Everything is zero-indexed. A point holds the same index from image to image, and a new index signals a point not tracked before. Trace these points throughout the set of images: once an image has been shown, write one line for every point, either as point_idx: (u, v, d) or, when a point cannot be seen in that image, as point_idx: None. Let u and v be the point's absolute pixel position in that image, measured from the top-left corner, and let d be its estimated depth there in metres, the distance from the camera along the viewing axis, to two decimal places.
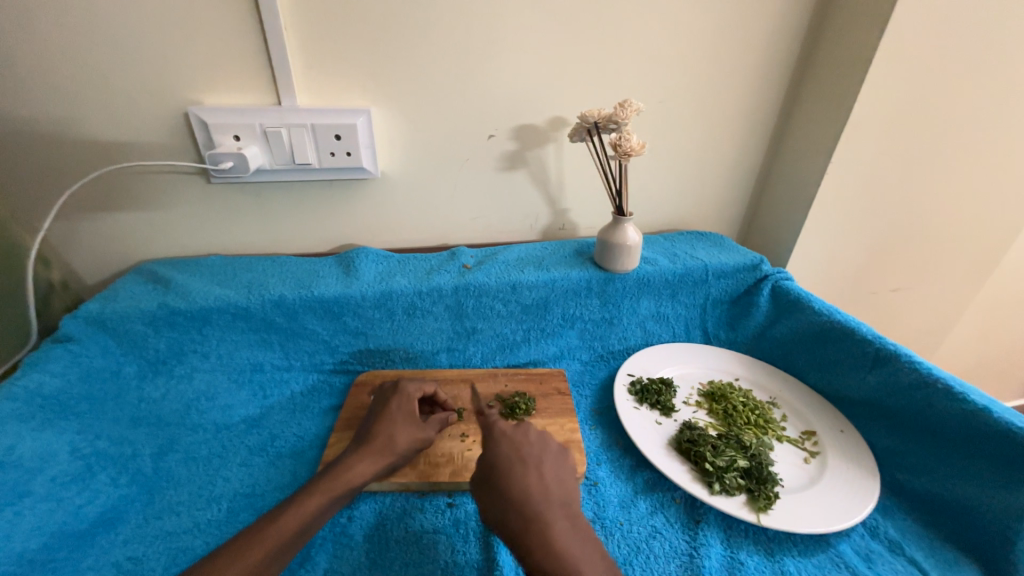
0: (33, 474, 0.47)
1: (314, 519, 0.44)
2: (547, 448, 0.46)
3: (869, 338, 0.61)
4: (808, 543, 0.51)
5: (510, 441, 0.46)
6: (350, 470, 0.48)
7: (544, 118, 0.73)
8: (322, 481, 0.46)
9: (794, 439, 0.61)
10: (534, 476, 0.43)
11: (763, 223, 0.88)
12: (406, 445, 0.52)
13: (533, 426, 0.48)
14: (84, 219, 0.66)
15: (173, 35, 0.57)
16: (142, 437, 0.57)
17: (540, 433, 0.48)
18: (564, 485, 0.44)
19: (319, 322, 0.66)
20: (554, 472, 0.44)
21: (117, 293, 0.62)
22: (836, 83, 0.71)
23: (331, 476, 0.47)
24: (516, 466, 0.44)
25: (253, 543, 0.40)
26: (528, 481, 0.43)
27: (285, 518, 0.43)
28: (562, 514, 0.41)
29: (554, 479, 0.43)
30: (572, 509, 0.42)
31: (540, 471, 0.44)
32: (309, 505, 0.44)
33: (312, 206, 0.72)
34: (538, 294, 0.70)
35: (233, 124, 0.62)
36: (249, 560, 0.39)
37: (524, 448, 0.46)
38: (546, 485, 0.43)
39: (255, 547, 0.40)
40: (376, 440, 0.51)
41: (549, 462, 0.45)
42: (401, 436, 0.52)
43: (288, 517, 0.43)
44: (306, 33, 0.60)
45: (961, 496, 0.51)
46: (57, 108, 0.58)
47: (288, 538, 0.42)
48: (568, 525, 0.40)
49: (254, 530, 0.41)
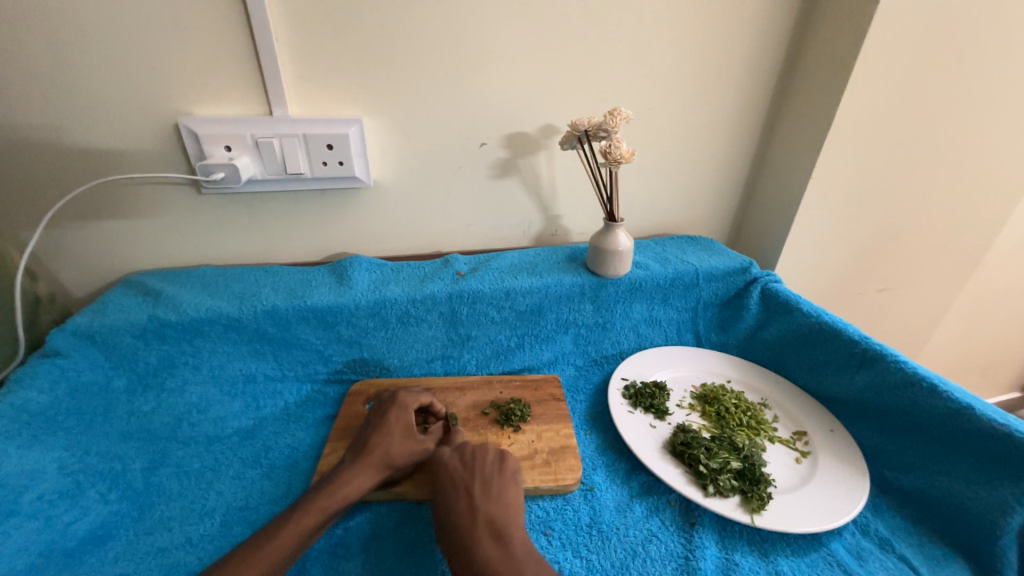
0: (19, 493, 0.46)
1: (310, 535, 0.44)
2: (479, 472, 0.48)
3: (855, 338, 0.63)
4: (801, 543, 0.51)
5: (444, 465, 0.49)
6: (346, 486, 0.48)
7: (536, 126, 0.74)
8: (318, 499, 0.46)
9: (785, 439, 0.62)
10: (462, 501, 0.45)
11: (751, 227, 0.90)
12: (402, 460, 0.52)
13: (467, 446, 0.51)
14: (73, 232, 0.65)
15: (164, 46, 0.57)
16: (132, 451, 0.57)
17: (476, 450, 0.51)
18: (498, 504, 0.45)
19: (313, 332, 0.66)
20: (484, 492, 0.46)
21: (106, 305, 0.61)
22: (818, 90, 0.73)
23: (328, 493, 0.47)
24: (447, 495, 0.46)
25: (248, 564, 0.40)
26: (457, 506, 0.45)
27: (281, 537, 0.42)
28: (486, 532, 0.42)
29: (484, 497, 0.45)
30: (498, 525, 0.43)
31: (469, 493, 0.46)
32: (305, 524, 0.44)
33: (305, 215, 0.72)
34: (532, 300, 0.71)
35: (224, 135, 0.62)
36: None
37: (455, 474, 0.48)
38: (473, 504, 0.45)
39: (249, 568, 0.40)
40: (373, 454, 0.51)
41: (480, 484, 0.47)
42: (396, 451, 0.52)
43: (284, 536, 0.42)
44: (298, 44, 0.60)
45: (947, 493, 0.52)
46: (45, 120, 0.58)
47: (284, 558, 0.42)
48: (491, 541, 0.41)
49: (248, 551, 0.41)
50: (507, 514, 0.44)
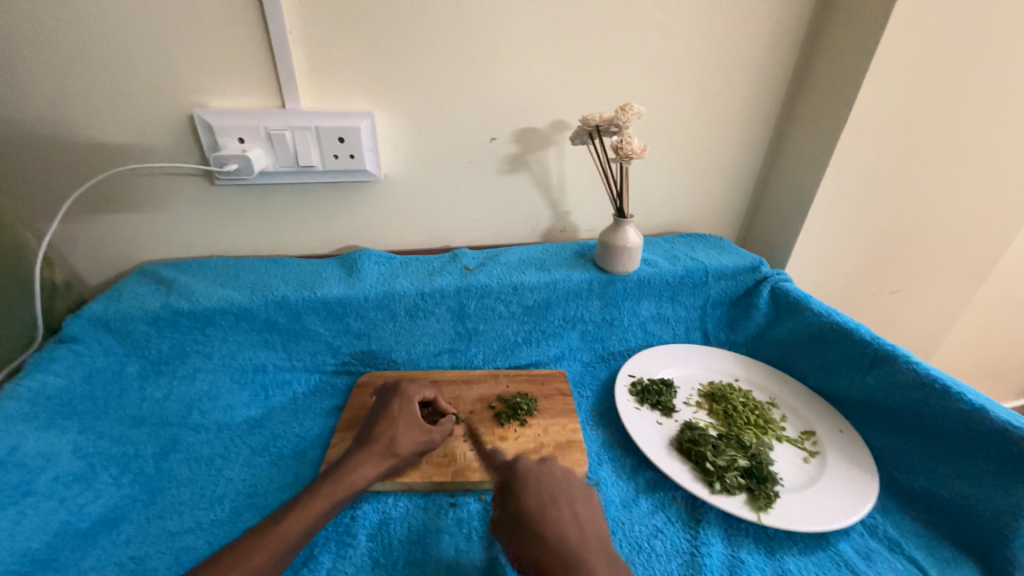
0: (36, 474, 0.47)
1: (318, 520, 0.44)
2: (576, 485, 0.46)
3: (867, 339, 0.62)
4: (808, 542, 0.51)
5: (536, 479, 0.46)
6: (352, 473, 0.48)
7: (545, 122, 0.74)
8: (324, 485, 0.47)
9: (793, 438, 0.62)
10: (567, 516, 0.43)
11: (762, 226, 0.89)
12: (408, 448, 0.52)
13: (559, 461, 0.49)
14: (89, 222, 0.66)
15: (180, 39, 0.58)
16: (144, 436, 0.58)
17: (566, 470, 0.48)
18: (598, 523, 0.43)
19: (322, 323, 0.66)
20: (589, 512, 0.44)
21: (120, 293, 0.62)
22: (833, 88, 0.72)
23: (334, 479, 0.47)
24: (549, 508, 0.43)
25: (254, 548, 0.40)
26: (562, 521, 0.42)
27: (287, 522, 0.43)
28: (601, 555, 0.40)
29: (589, 516, 0.43)
30: (609, 549, 0.41)
31: (572, 508, 0.44)
32: (311, 508, 0.44)
33: (315, 207, 0.72)
34: (539, 296, 0.71)
35: (238, 127, 0.62)
36: (251, 567, 0.39)
37: (553, 487, 0.46)
38: (578, 522, 0.42)
39: (256, 551, 0.40)
40: (378, 442, 0.52)
41: (582, 501, 0.44)
42: (402, 439, 0.53)
43: (290, 521, 0.43)
44: (311, 38, 0.61)
45: (959, 495, 0.51)
46: (63, 110, 0.59)
47: (291, 542, 0.42)
48: (608, 565, 0.39)
49: (255, 535, 0.42)
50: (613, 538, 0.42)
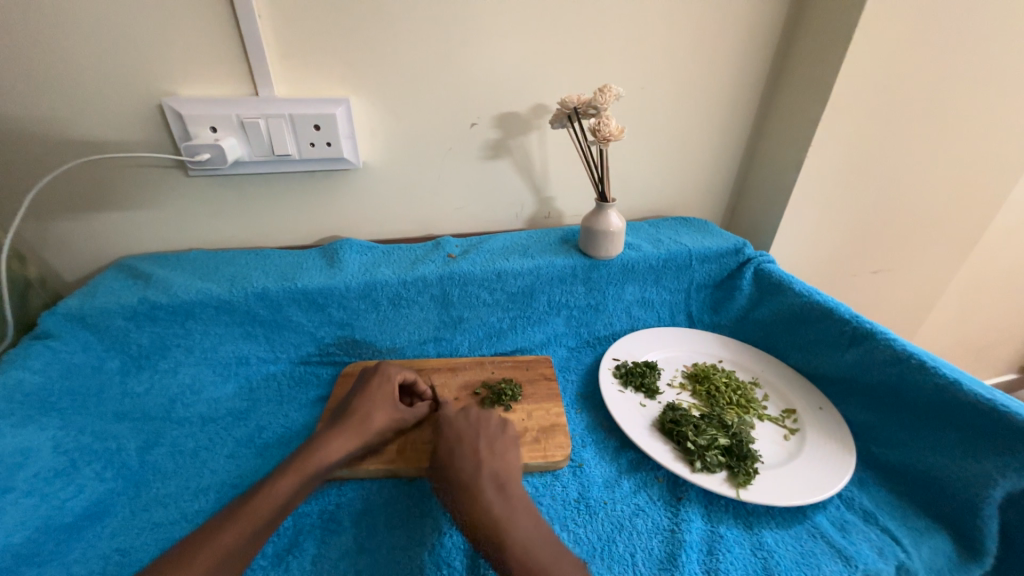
0: (16, 470, 0.47)
1: (288, 498, 0.45)
2: (484, 428, 0.51)
3: (846, 317, 0.63)
4: (786, 516, 0.52)
5: (450, 423, 0.52)
6: (324, 448, 0.49)
7: (527, 106, 0.73)
8: (295, 461, 0.47)
9: (774, 417, 0.62)
10: (469, 453, 0.48)
11: (746, 208, 0.89)
12: (382, 425, 0.54)
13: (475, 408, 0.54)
14: (62, 216, 0.65)
15: (145, 24, 0.56)
16: (127, 431, 0.57)
17: (481, 416, 0.53)
18: (498, 458, 0.49)
19: (304, 314, 0.66)
20: (489, 449, 0.49)
21: (96, 288, 0.61)
22: (815, 65, 0.71)
23: (304, 455, 0.48)
24: (455, 447, 0.49)
25: (224, 526, 0.41)
26: (464, 457, 0.48)
27: (256, 501, 0.43)
28: (490, 483, 0.45)
29: (489, 455, 0.49)
30: (501, 478, 0.46)
31: (476, 448, 0.49)
32: (281, 487, 0.45)
33: (295, 197, 0.71)
34: (523, 282, 0.70)
35: (209, 115, 0.61)
36: (222, 543, 0.40)
37: (462, 430, 0.51)
38: (478, 459, 0.48)
39: (225, 530, 0.41)
40: (353, 418, 0.53)
41: (485, 441, 0.50)
42: (376, 415, 0.54)
43: (260, 500, 0.44)
44: (282, 22, 0.59)
45: (933, 467, 0.52)
46: (26, 101, 0.57)
47: (262, 517, 0.43)
48: (496, 490, 0.45)
49: (225, 516, 0.42)
50: (509, 470, 0.48)
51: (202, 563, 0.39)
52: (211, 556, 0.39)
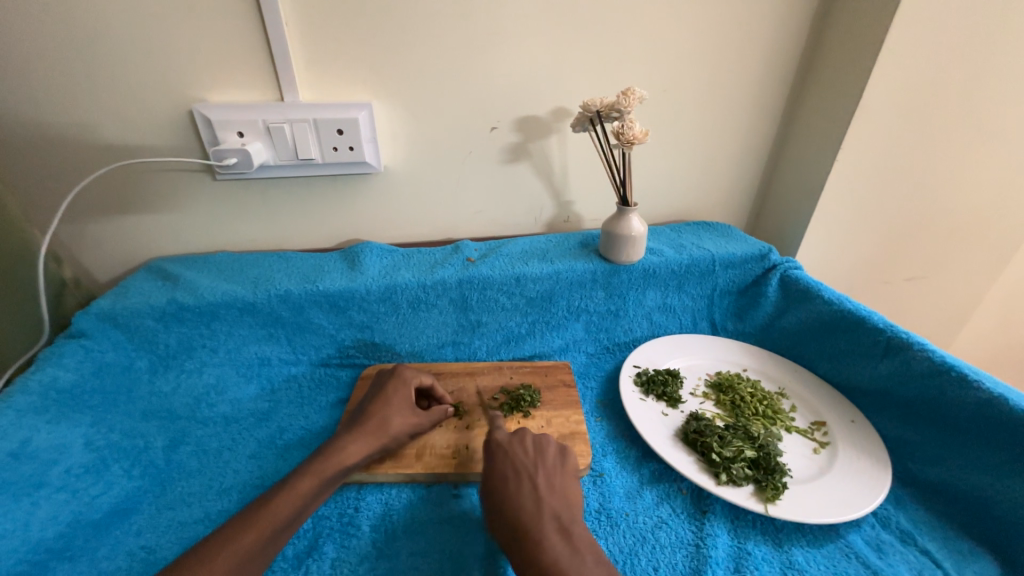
0: (48, 466, 0.49)
1: (308, 500, 0.45)
2: (544, 460, 0.50)
3: (880, 327, 0.60)
4: (817, 534, 0.50)
5: (506, 453, 0.50)
6: (342, 452, 0.49)
7: (547, 109, 0.72)
8: (313, 463, 0.48)
9: (802, 429, 0.60)
10: (526, 488, 0.46)
11: (771, 213, 0.87)
12: (399, 428, 0.54)
13: (531, 437, 0.52)
14: (95, 218, 0.67)
15: (177, 33, 0.58)
16: (153, 429, 0.59)
17: (537, 445, 0.51)
18: (559, 494, 0.46)
19: (325, 316, 0.66)
20: (548, 484, 0.47)
21: (127, 289, 0.63)
22: (846, 65, 0.69)
23: (323, 457, 0.48)
24: (511, 480, 0.47)
25: (245, 526, 0.42)
26: (523, 491, 0.46)
27: (277, 503, 0.44)
28: (553, 525, 0.43)
29: (550, 490, 0.46)
30: (564, 519, 0.44)
31: (533, 482, 0.47)
32: (301, 488, 0.45)
33: (317, 201, 0.72)
34: (542, 286, 0.70)
35: (236, 120, 0.62)
36: (243, 543, 0.41)
37: (519, 462, 0.49)
38: (537, 495, 0.45)
39: (247, 531, 0.41)
40: (372, 421, 0.53)
41: (544, 475, 0.48)
42: (394, 419, 0.54)
43: (280, 501, 0.44)
44: (307, 28, 0.60)
45: (976, 487, 0.50)
46: (65, 108, 0.59)
47: (282, 518, 0.43)
48: (560, 534, 0.42)
49: (246, 515, 0.43)
50: (570, 509, 0.45)
51: (224, 563, 0.39)
52: (233, 555, 0.40)
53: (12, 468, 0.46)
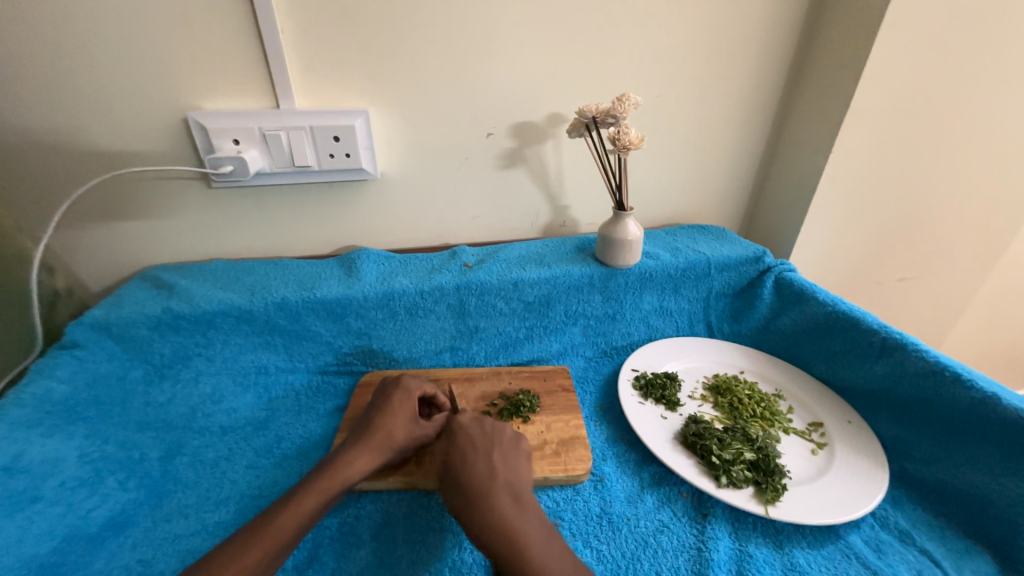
0: (43, 479, 0.48)
1: (313, 517, 0.45)
2: (500, 437, 0.49)
3: (875, 327, 0.61)
4: (817, 535, 0.50)
5: (462, 428, 0.50)
6: (347, 468, 0.49)
7: (542, 115, 0.73)
8: (318, 480, 0.47)
9: (800, 430, 0.61)
10: (482, 462, 0.46)
11: (765, 216, 0.88)
12: (404, 441, 0.53)
13: (488, 417, 0.52)
14: (89, 227, 0.66)
15: (172, 41, 0.58)
16: (148, 441, 0.58)
17: (494, 423, 0.52)
18: (512, 468, 0.46)
19: (323, 323, 0.66)
20: (503, 458, 0.47)
21: (121, 299, 0.62)
22: (836, 71, 0.70)
23: (330, 474, 0.47)
24: (467, 455, 0.47)
25: (248, 546, 0.41)
26: (476, 466, 0.46)
27: (280, 520, 0.43)
28: (507, 496, 0.43)
29: (504, 464, 0.46)
30: (517, 490, 0.44)
31: (489, 457, 0.47)
32: (306, 506, 0.45)
33: (313, 208, 0.72)
34: (540, 291, 0.70)
35: (232, 128, 0.62)
36: (246, 563, 0.40)
37: (475, 437, 0.49)
38: (491, 466, 0.46)
39: (250, 550, 0.41)
40: (376, 435, 0.52)
41: (499, 450, 0.48)
42: (398, 433, 0.53)
43: (284, 518, 0.43)
44: (304, 37, 0.60)
45: (972, 485, 0.50)
46: (59, 117, 0.59)
47: (286, 537, 0.43)
48: (512, 501, 0.43)
49: (249, 534, 0.42)
50: (524, 480, 0.46)
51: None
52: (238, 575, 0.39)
53: (5, 482, 0.45)
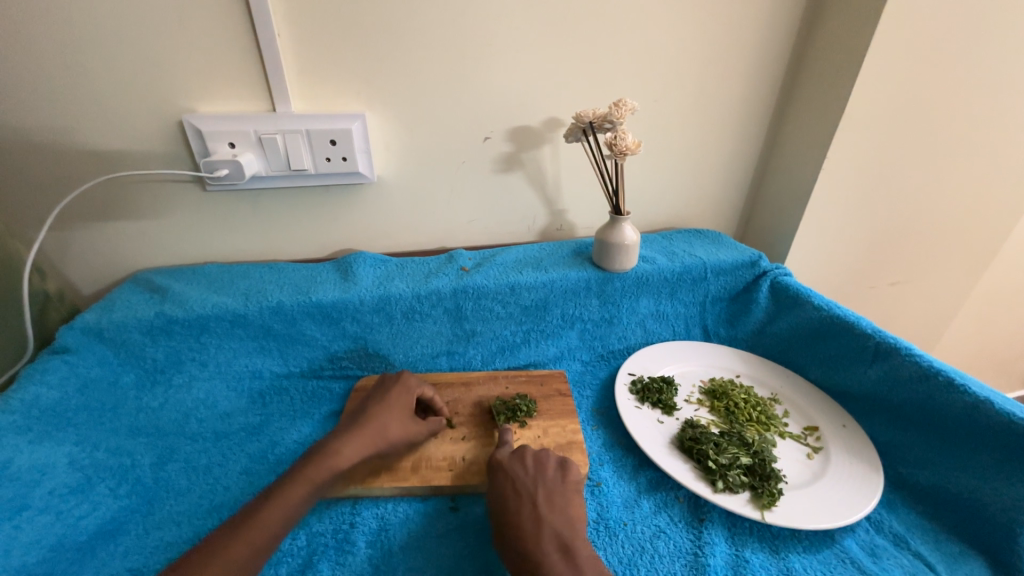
0: (31, 487, 0.47)
1: (300, 509, 0.45)
2: (544, 478, 0.49)
3: (869, 332, 0.61)
4: (813, 540, 0.50)
5: (507, 471, 0.51)
6: (336, 455, 0.48)
7: (539, 119, 0.73)
8: (306, 469, 0.47)
9: (795, 434, 0.61)
10: (527, 509, 0.46)
11: (760, 220, 0.89)
12: (397, 438, 0.53)
13: (530, 453, 0.52)
14: (81, 230, 0.66)
15: (168, 43, 0.57)
16: (141, 447, 0.57)
17: (538, 460, 0.52)
18: (559, 512, 0.46)
19: (318, 327, 0.66)
20: (549, 504, 0.47)
21: (114, 303, 0.62)
22: (830, 77, 0.71)
23: (319, 462, 0.48)
24: (512, 501, 0.47)
25: (235, 539, 0.41)
26: (523, 513, 0.46)
27: (269, 512, 0.43)
28: (554, 547, 0.43)
29: (549, 510, 0.46)
30: (565, 540, 0.44)
31: (534, 502, 0.47)
32: (294, 496, 0.45)
33: (309, 211, 0.72)
34: (537, 295, 0.70)
35: (228, 131, 0.62)
36: (232, 556, 0.40)
37: (520, 480, 0.49)
38: (539, 515, 0.45)
39: (237, 542, 0.41)
40: (370, 427, 0.52)
41: (544, 494, 0.48)
42: (392, 427, 0.54)
43: (272, 509, 0.43)
44: (301, 40, 0.60)
45: (966, 489, 0.51)
46: (51, 119, 0.58)
47: (274, 527, 0.43)
48: (561, 555, 0.42)
49: (242, 527, 0.42)
50: (574, 530, 0.45)
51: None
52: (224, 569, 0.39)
53: None
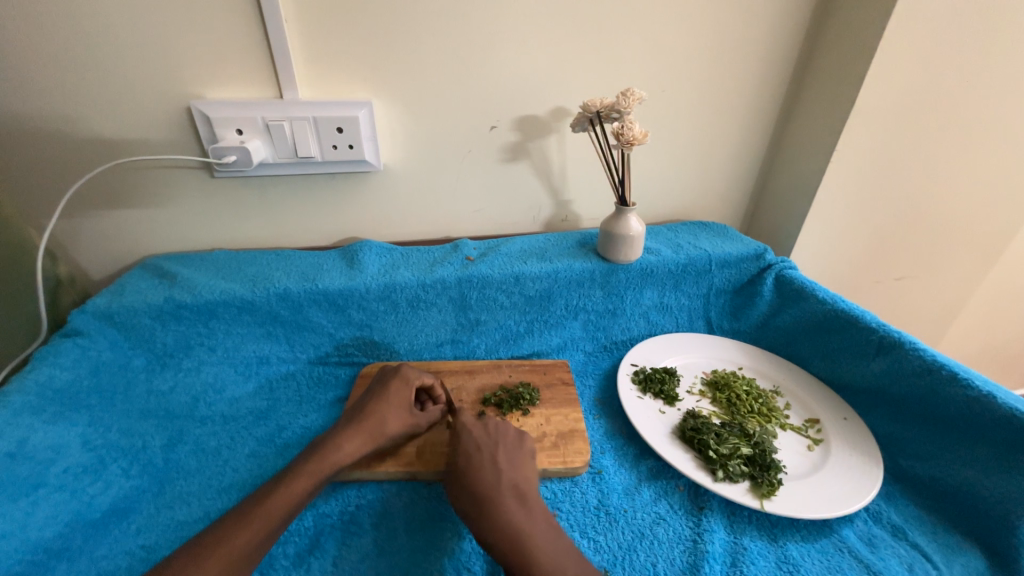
0: (46, 466, 0.48)
1: (299, 501, 0.46)
2: (502, 439, 0.51)
3: (873, 326, 0.61)
4: (811, 529, 0.51)
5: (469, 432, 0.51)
6: (336, 451, 0.49)
7: (546, 109, 0.73)
8: (307, 463, 0.48)
9: (797, 427, 0.61)
10: (488, 467, 0.47)
11: (766, 214, 0.88)
12: (394, 429, 0.54)
13: (493, 418, 0.53)
14: (90, 216, 0.66)
15: (175, 30, 0.57)
16: (151, 429, 0.58)
17: (497, 423, 0.53)
18: (517, 470, 0.48)
19: (324, 314, 0.66)
20: (508, 461, 0.49)
21: (124, 287, 0.63)
22: (841, 69, 0.70)
23: (318, 457, 0.48)
24: (473, 458, 0.48)
25: (237, 528, 0.42)
26: (484, 469, 0.47)
27: (271, 500, 0.44)
28: (511, 495, 0.45)
29: (509, 466, 0.48)
30: (521, 490, 0.46)
31: (493, 459, 0.48)
32: (293, 489, 0.46)
33: (316, 199, 0.72)
34: (541, 285, 0.70)
35: (235, 118, 0.62)
36: (236, 543, 0.41)
37: (481, 439, 0.50)
38: (499, 471, 0.47)
39: (239, 533, 0.42)
40: (367, 420, 0.53)
41: (504, 453, 0.49)
42: (389, 421, 0.54)
43: (275, 500, 0.44)
44: (307, 27, 0.60)
45: (964, 482, 0.51)
46: (59, 105, 0.59)
47: (275, 518, 0.43)
48: (516, 501, 0.45)
49: (242, 513, 0.43)
50: (529, 484, 0.47)
51: (216, 563, 0.39)
52: (222, 559, 0.40)
53: (10, 468, 0.45)
